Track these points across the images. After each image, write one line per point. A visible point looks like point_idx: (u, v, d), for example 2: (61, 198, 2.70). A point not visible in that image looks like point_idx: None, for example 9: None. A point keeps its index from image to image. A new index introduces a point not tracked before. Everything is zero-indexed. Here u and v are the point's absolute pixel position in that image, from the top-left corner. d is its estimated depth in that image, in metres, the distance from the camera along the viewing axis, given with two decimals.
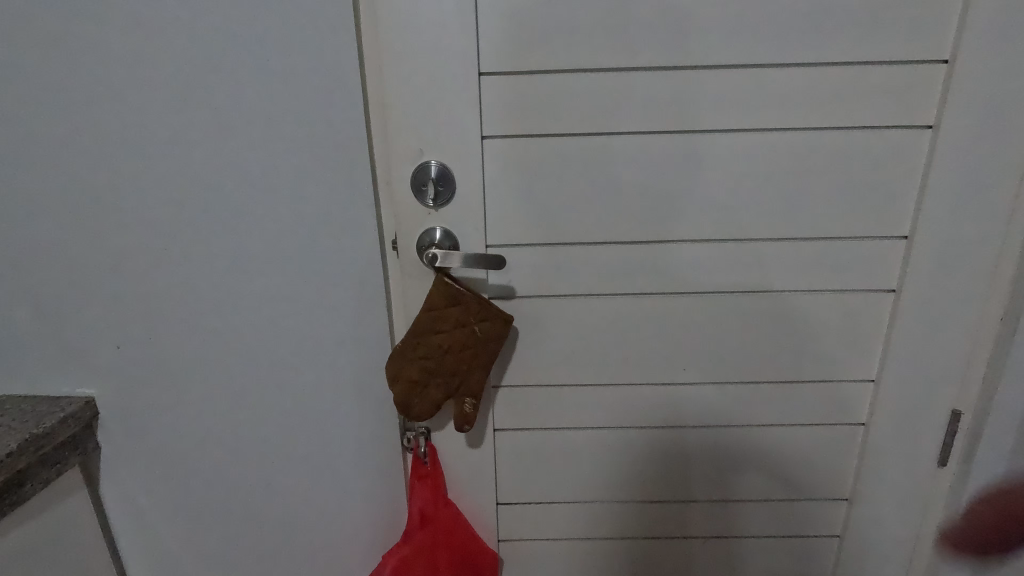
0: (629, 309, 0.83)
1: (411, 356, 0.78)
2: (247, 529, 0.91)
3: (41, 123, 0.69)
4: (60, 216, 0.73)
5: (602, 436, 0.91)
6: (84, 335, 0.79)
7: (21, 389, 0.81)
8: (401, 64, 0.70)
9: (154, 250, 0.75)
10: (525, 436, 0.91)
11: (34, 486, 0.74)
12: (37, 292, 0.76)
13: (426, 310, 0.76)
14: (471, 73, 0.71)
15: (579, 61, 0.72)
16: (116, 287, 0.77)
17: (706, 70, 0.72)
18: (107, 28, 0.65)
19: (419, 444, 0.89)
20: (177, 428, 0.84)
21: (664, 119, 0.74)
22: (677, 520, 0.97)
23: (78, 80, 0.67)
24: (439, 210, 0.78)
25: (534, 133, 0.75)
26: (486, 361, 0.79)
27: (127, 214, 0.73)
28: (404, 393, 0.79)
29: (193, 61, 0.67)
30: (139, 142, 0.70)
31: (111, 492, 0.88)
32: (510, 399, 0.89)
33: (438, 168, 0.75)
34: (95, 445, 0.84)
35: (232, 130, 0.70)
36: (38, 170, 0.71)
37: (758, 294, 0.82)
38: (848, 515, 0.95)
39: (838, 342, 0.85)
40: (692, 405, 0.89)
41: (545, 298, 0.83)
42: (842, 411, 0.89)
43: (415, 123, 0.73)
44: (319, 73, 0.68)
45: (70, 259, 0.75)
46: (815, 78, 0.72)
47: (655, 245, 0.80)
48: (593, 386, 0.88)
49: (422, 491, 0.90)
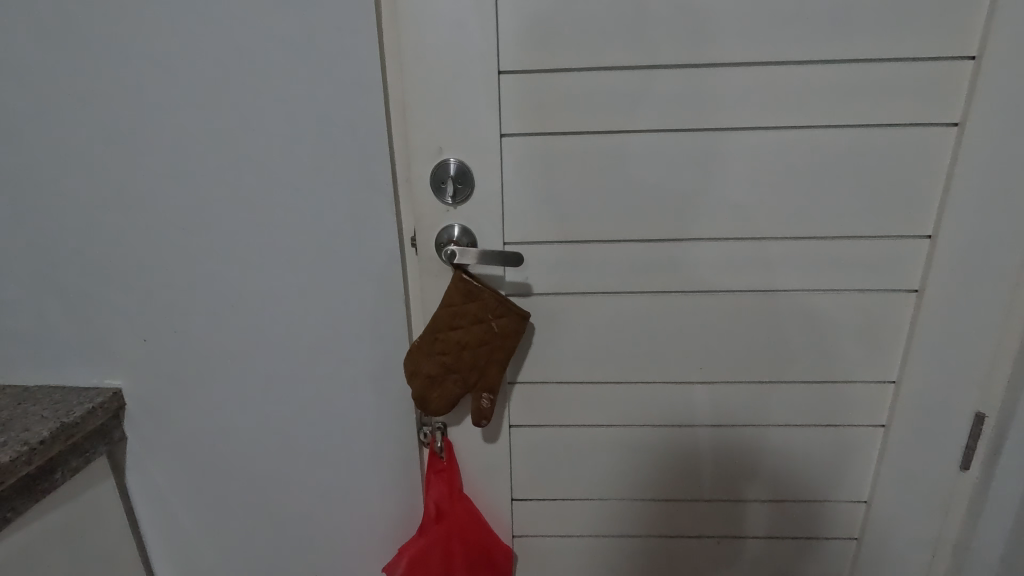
0: (643, 307, 0.83)
1: (428, 351, 0.78)
2: (267, 519, 0.93)
3: (74, 122, 0.71)
4: (90, 211, 0.75)
5: (616, 434, 0.91)
6: (112, 328, 0.81)
7: (51, 379, 0.84)
8: (421, 61, 0.71)
9: (180, 245, 0.77)
10: (539, 433, 0.92)
11: (65, 474, 0.77)
12: (69, 286, 0.79)
13: (444, 306, 0.77)
14: (490, 72, 0.72)
15: (597, 60, 0.72)
16: (143, 281, 0.79)
17: (724, 68, 0.72)
18: (138, 28, 0.67)
19: (436, 438, 0.89)
20: (200, 420, 0.86)
21: (682, 117, 0.74)
22: (689, 519, 0.97)
23: (109, 81, 0.70)
24: (458, 207, 0.78)
25: (552, 133, 0.75)
26: (503, 357, 0.80)
27: (153, 211, 0.75)
28: (422, 388, 0.80)
29: (220, 59, 0.69)
30: (166, 140, 0.72)
31: (136, 481, 0.90)
32: (526, 395, 0.89)
33: (457, 165, 0.76)
34: (121, 435, 0.87)
35: (256, 128, 0.71)
36: (70, 168, 0.73)
37: (775, 293, 0.82)
38: (865, 518, 0.94)
39: (858, 343, 0.84)
40: (710, 404, 0.89)
41: (561, 296, 0.83)
42: (861, 412, 0.88)
43: (435, 121, 0.74)
44: (341, 71, 0.69)
45: (98, 252, 0.77)
46: (836, 75, 0.71)
47: (672, 242, 0.80)
48: (608, 384, 0.88)
49: (438, 485, 0.91)
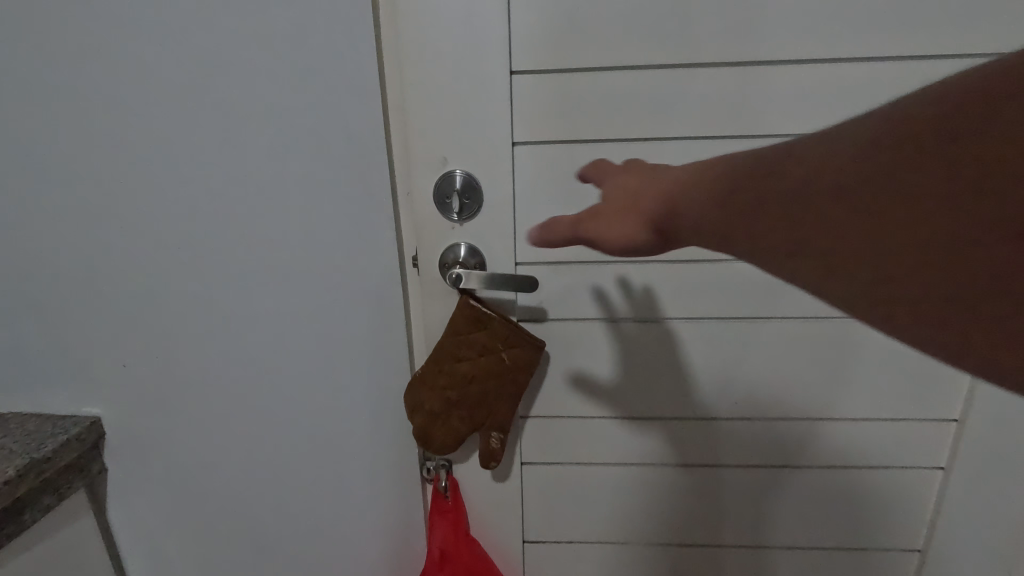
0: (673, 336, 0.74)
1: (431, 385, 0.71)
2: (260, 556, 0.87)
3: (40, 128, 0.65)
4: (61, 226, 0.69)
5: (640, 474, 0.83)
6: (90, 353, 0.75)
7: (26, 406, 0.78)
8: (423, 61, 0.63)
9: (159, 264, 0.70)
10: (556, 471, 0.83)
11: (34, 514, 0.71)
12: (41, 306, 0.73)
13: (449, 335, 0.69)
14: (501, 73, 0.64)
15: (622, 58, 0.63)
16: (120, 301, 0.72)
17: (768, 64, 0.62)
18: (105, 24, 0.60)
19: (440, 476, 0.83)
20: (186, 452, 0.80)
21: (718, 122, 0.65)
22: (719, 563, 0.89)
23: (75, 81, 0.63)
24: (464, 224, 0.71)
25: (569, 141, 0.67)
26: (514, 391, 0.72)
27: (127, 226, 0.69)
28: (424, 424, 0.73)
29: (196, 58, 0.61)
30: (139, 148, 0.65)
31: (119, 514, 0.84)
32: (540, 431, 0.81)
33: (463, 178, 0.68)
34: (101, 467, 0.80)
35: (238, 137, 0.64)
36: (38, 178, 0.67)
37: (824, 321, 0.72)
38: (919, 567, 0.85)
39: (917, 376, 0.73)
40: (746, 444, 0.80)
41: (581, 323, 0.74)
42: (917, 453, 0.78)
43: (438, 128, 0.66)
44: (331, 73, 0.62)
45: (72, 271, 0.71)
46: (898, 73, 0.62)
47: (705, 260, 0.70)
48: (631, 418, 0.80)
49: (443, 528, 0.83)
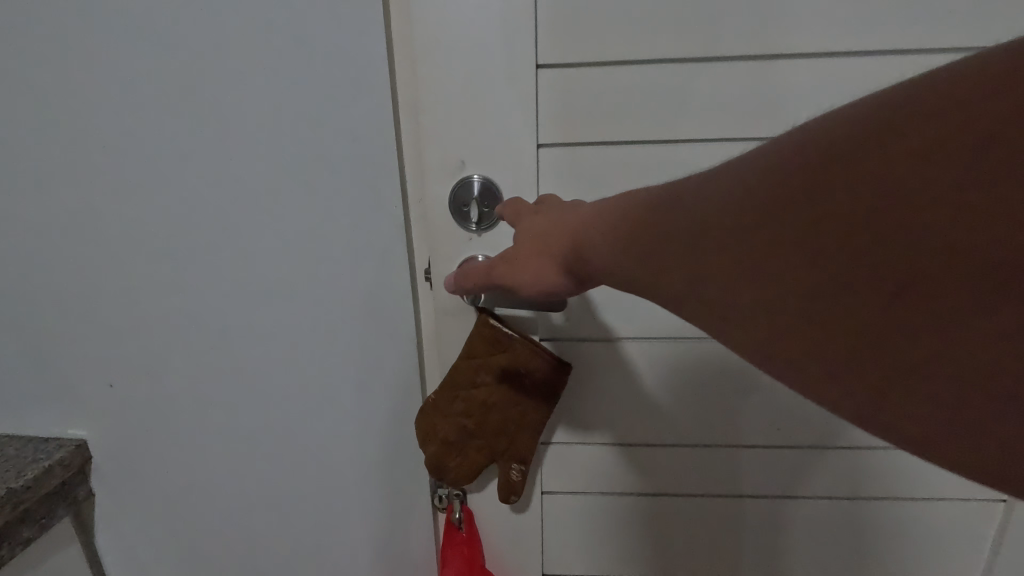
0: (713, 357, 0.66)
1: (446, 412, 0.66)
2: None
3: (15, 128, 0.59)
4: (39, 234, 0.63)
5: (670, 504, 0.76)
6: (75, 371, 0.69)
7: (8, 426, 0.73)
8: (438, 55, 0.57)
9: (147, 276, 0.64)
10: (579, 500, 0.77)
11: (13, 547, 0.66)
12: (22, 321, 0.67)
13: (466, 358, 0.64)
14: (525, 66, 0.57)
15: (660, 49, 0.56)
16: (105, 317, 0.66)
17: (825, 56, 0.55)
18: (82, 12, 0.54)
19: (454, 506, 0.77)
20: (178, 477, 0.74)
21: (767, 122, 0.58)
22: None
23: (51, 77, 0.56)
24: (482, 235, 0.65)
25: (599, 142, 0.60)
26: (536, 419, 0.66)
27: (111, 236, 0.63)
28: (437, 454, 0.68)
29: (183, 51, 0.55)
30: (122, 150, 0.59)
31: (108, 541, 0.79)
32: (563, 458, 0.74)
33: (481, 184, 0.62)
34: (88, 492, 0.75)
35: (232, 138, 0.58)
36: (14, 183, 0.61)
37: None
38: None
39: None
40: (789, 474, 0.72)
41: (611, 342, 0.67)
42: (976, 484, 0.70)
43: (455, 129, 0.60)
44: (336, 69, 0.55)
45: (54, 284, 0.65)
46: None
47: None
48: (663, 446, 0.72)
49: (456, 561, 0.76)
